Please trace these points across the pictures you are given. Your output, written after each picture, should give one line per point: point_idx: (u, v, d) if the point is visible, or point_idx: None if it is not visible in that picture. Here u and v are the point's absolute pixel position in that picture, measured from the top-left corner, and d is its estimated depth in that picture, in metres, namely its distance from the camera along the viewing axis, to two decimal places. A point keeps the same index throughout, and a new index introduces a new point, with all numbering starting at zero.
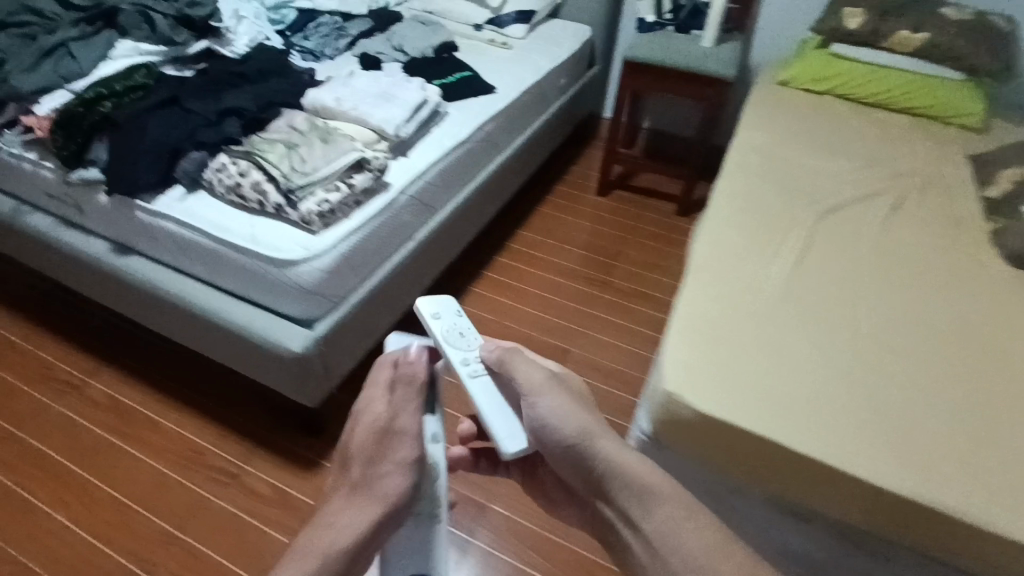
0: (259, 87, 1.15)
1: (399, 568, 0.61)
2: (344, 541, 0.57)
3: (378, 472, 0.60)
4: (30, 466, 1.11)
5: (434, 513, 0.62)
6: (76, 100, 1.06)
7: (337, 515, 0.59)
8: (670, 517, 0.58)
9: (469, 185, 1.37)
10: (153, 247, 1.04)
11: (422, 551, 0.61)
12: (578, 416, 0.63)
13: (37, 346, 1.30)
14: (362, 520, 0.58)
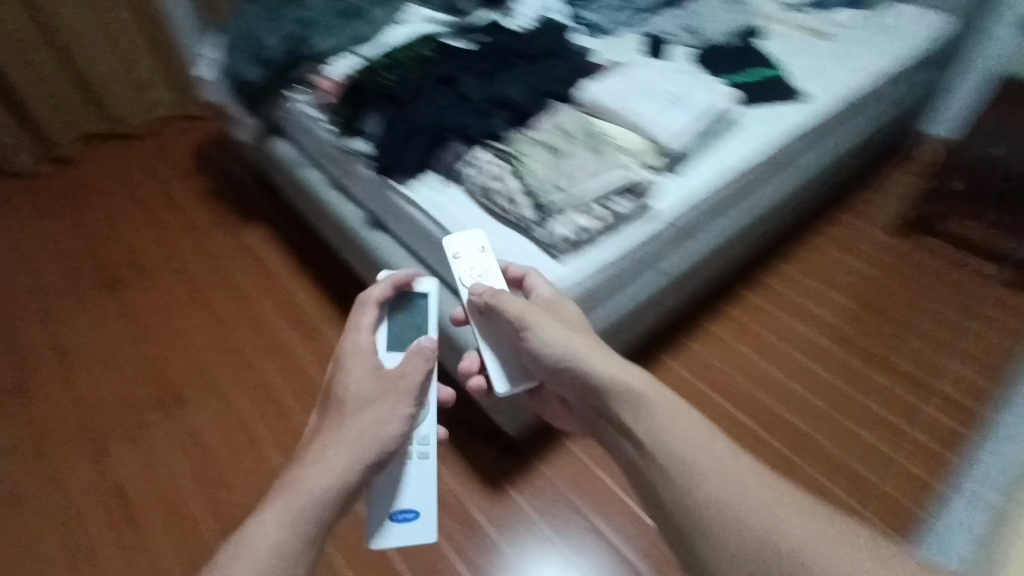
0: (536, 71, 1.05)
1: (387, 495, 0.67)
2: (326, 484, 0.59)
3: (358, 412, 0.64)
4: (262, 390, 1.23)
5: (422, 451, 0.69)
6: (363, 70, 1.07)
7: (309, 463, 0.61)
8: (662, 421, 0.58)
9: (741, 211, 1.12)
10: (398, 228, 1.01)
11: (410, 486, 0.67)
12: (554, 325, 0.67)
13: (293, 279, 1.44)
14: (343, 465, 0.61)
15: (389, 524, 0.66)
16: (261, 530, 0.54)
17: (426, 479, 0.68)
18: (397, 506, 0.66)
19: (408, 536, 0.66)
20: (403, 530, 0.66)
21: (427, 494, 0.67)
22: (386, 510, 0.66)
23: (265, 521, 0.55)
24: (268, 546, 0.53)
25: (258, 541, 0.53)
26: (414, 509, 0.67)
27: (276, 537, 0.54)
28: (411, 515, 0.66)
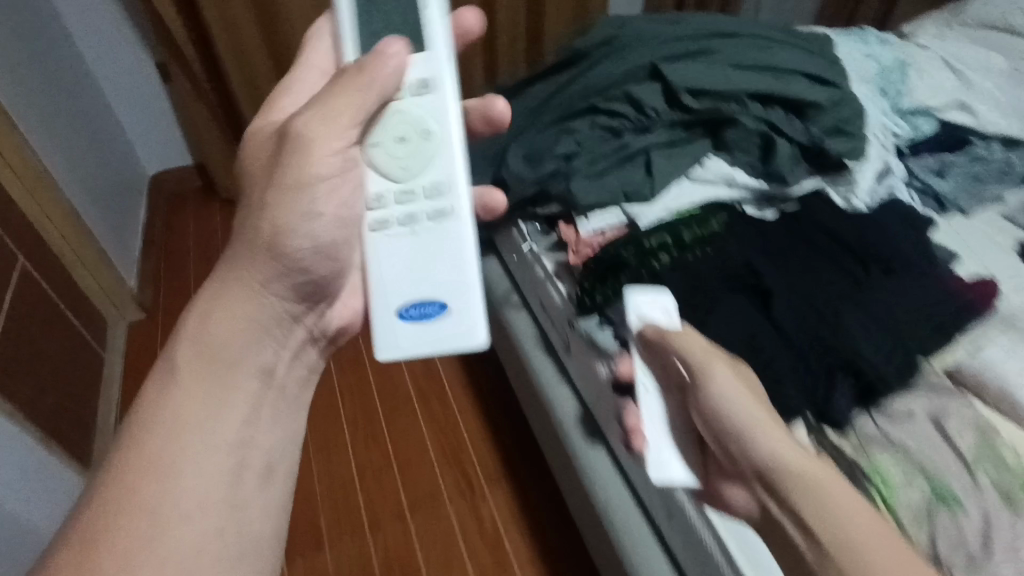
0: (893, 310, 0.70)
1: (387, 290, 0.56)
2: (263, 309, 0.55)
3: (299, 222, 0.54)
4: (399, 556, 1.06)
5: (438, 210, 0.57)
6: (631, 244, 0.78)
7: (226, 291, 0.53)
8: (795, 464, 0.47)
9: None
10: (638, 476, 0.77)
11: (411, 268, 0.57)
12: (734, 385, 0.53)
13: (461, 408, 1.24)
14: (274, 298, 0.55)
15: (405, 323, 0.56)
16: (194, 377, 0.49)
17: (426, 246, 0.57)
18: (413, 300, 0.56)
19: (449, 339, 0.56)
20: (419, 322, 0.56)
21: (448, 271, 0.57)
22: (397, 306, 0.56)
23: (197, 365, 0.50)
24: (210, 376, 0.50)
25: (195, 381, 0.49)
26: (439, 301, 0.56)
27: (206, 372, 0.50)
28: (437, 307, 0.56)
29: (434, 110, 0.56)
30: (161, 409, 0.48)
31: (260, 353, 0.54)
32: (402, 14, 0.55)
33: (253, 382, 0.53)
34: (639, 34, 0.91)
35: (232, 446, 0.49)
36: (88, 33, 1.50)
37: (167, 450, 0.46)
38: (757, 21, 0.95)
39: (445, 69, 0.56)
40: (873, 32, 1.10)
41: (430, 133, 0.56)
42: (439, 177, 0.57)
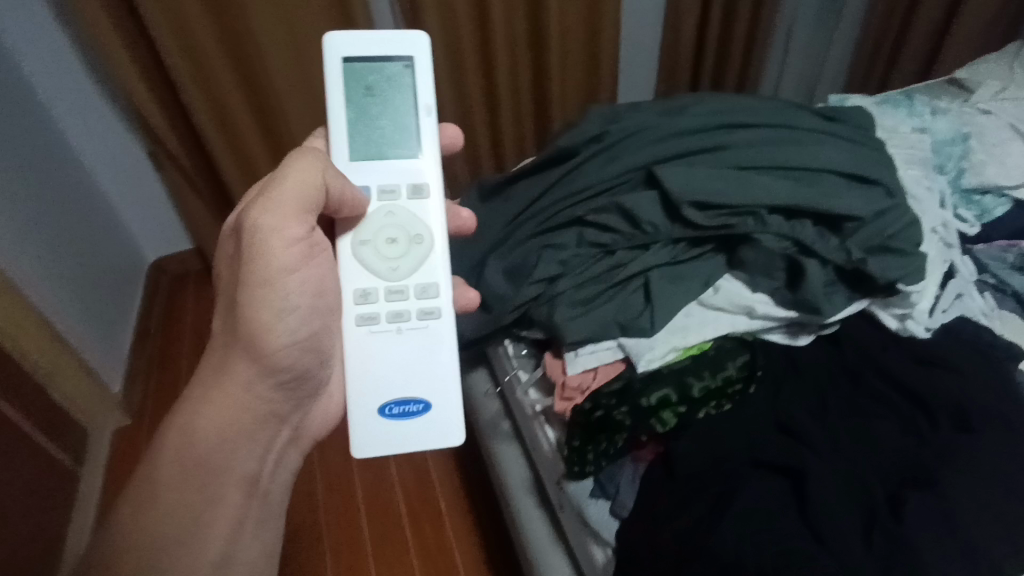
0: (975, 493, 0.52)
1: (368, 390, 0.57)
2: (270, 398, 0.57)
3: (280, 328, 0.55)
4: None
5: (424, 312, 0.60)
6: (626, 404, 0.63)
7: (230, 376, 0.55)
8: None
9: None
10: None
11: (392, 369, 0.58)
12: None
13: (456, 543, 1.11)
14: (277, 391, 0.57)
15: (387, 420, 0.58)
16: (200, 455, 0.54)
17: (410, 346, 0.59)
18: (395, 399, 0.58)
19: (426, 436, 0.58)
20: (396, 418, 0.58)
21: (437, 374, 0.59)
22: (378, 405, 0.57)
23: (203, 448, 0.54)
24: (210, 462, 0.54)
25: (198, 463, 0.53)
26: (423, 400, 0.58)
27: (211, 456, 0.54)
28: (420, 406, 0.58)
29: (419, 211, 0.62)
30: (161, 488, 0.52)
31: (263, 439, 0.57)
32: (386, 120, 0.63)
33: (246, 476, 0.56)
34: (636, 129, 0.81)
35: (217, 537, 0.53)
36: (80, 122, 1.46)
37: (156, 535, 0.51)
38: (777, 106, 0.83)
39: (430, 174, 0.63)
40: (921, 100, 0.94)
41: (420, 236, 0.61)
42: (424, 277, 0.61)
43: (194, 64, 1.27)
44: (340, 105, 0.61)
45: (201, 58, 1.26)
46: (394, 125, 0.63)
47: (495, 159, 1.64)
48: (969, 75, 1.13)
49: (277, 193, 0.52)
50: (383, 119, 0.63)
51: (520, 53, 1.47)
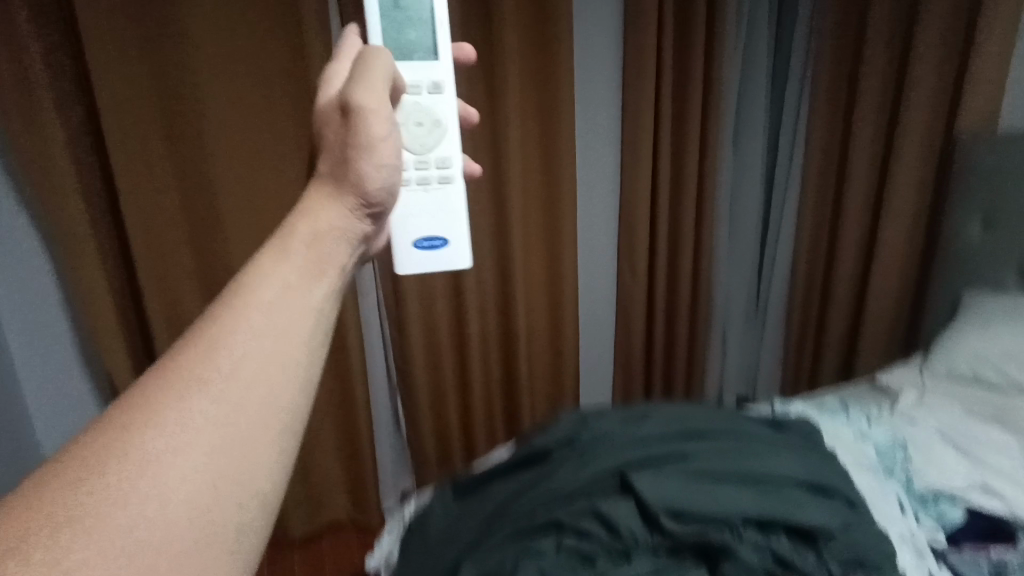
0: None
1: (405, 224, 0.71)
2: (340, 248, 0.52)
3: (336, 217, 0.53)
4: None
5: (443, 177, 0.71)
6: None
7: (310, 221, 0.52)
8: None
9: None
10: None
11: (422, 211, 0.71)
12: None
13: None
14: (348, 236, 0.53)
15: (418, 249, 0.72)
16: (262, 294, 0.46)
17: (439, 199, 0.72)
18: (424, 234, 0.72)
19: (444, 260, 0.73)
20: (427, 252, 0.72)
21: (453, 220, 0.73)
22: (412, 237, 0.72)
23: (262, 291, 0.46)
24: (274, 303, 0.46)
25: (260, 304, 0.45)
26: (444, 237, 0.73)
27: (276, 292, 0.46)
28: (442, 242, 0.73)
29: (441, 103, 0.71)
30: (210, 334, 0.43)
31: (328, 291, 0.49)
32: (417, 27, 0.71)
33: (288, 354, 0.45)
34: (603, 433, 0.88)
35: (262, 394, 0.42)
36: (49, 395, 1.43)
37: (195, 379, 0.41)
38: (727, 417, 0.92)
39: (446, 75, 0.72)
40: (857, 409, 1.06)
41: (439, 121, 0.71)
42: (444, 152, 0.71)
43: (158, 264, 1.32)
44: (375, 14, 0.69)
45: (166, 260, 1.33)
46: (422, 35, 0.71)
47: (465, 448, 1.70)
48: (888, 379, 1.32)
49: (364, 82, 0.56)
50: (414, 26, 0.71)
51: (492, 352, 1.66)
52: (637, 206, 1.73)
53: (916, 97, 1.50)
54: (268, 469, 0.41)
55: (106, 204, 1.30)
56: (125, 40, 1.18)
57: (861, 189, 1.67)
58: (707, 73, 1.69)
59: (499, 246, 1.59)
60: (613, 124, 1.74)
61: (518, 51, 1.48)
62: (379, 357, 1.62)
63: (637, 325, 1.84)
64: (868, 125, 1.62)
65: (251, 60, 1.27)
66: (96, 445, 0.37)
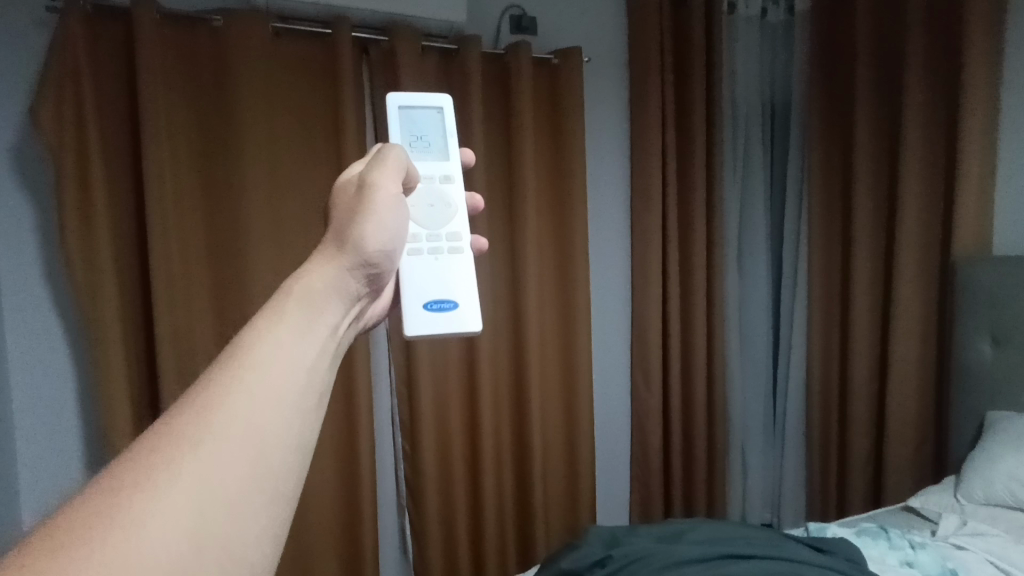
0: None
1: (415, 287, 0.67)
2: (330, 310, 0.49)
3: (329, 275, 0.51)
4: None
5: (453, 248, 0.72)
6: None
7: (308, 275, 0.50)
8: None
9: None
10: None
11: (432, 275, 0.69)
12: None
13: None
14: (344, 294, 0.52)
15: (427, 312, 0.67)
16: (255, 351, 0.42)
17: (448, 266, 0.70)
18: (435, 296, 0.68)
19: (454, 324, 0.69)
20: (437, 314, 0.68)
21: (462, 286, 0.71)
22: (421, 300, 0.67)
23: (255, 348, 0.42)
24: (261, 368, 0.41)
25: (253, 362, 0.41)
26: (453, 300, 0.70)
27: (272, 347, 0.43)
28: (452, 304, 0.69)
29: (451, 190, 0.75)
30: (195, 400, 0.39)
31: (325, 341, 0.47)
32: (429, 135, 0.78)
33: (273, 423, 0.39)
34: (637, 554, 0.83)
35: (257, 460, 0.37)
36: None
37: (162, 460, 0.35)
38: (762, 537, 0.90)
39: (455, 170, 0.76)
40: (897, 532, 1.02)
41: (449, 205, 0.74)
42: (454, 228, 0.73)
43: (178, 361, 1.24)
44: (395, 135, 0.77)
45: (192, 357, 1.26)
46: (435, 143, 0.77)
47: None
48: (922, 503, 1.29)
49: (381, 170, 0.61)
50: (427, 135, 0.78)
51: (506, 472, 1.60)
52: (650, 320, 1.77)
53: (907, 229, 1.60)
54: (265, 546, 0.36)
55: (139, 316, 1.26)
56: (180, 142, 1.25)
57: (866, 314, 1.72)
58: (710, 201, 1.81)
59: (515, 363, 1.61)
60: (624, 246, 1.84)
61: (536, 181, 1.61)
62: (389, 476, 1.55)
63: (654, 445, 1.80)
64: (866, 253, 1.71)
65: (293, 156, 1.36)
66: (60, 530, 0.31)
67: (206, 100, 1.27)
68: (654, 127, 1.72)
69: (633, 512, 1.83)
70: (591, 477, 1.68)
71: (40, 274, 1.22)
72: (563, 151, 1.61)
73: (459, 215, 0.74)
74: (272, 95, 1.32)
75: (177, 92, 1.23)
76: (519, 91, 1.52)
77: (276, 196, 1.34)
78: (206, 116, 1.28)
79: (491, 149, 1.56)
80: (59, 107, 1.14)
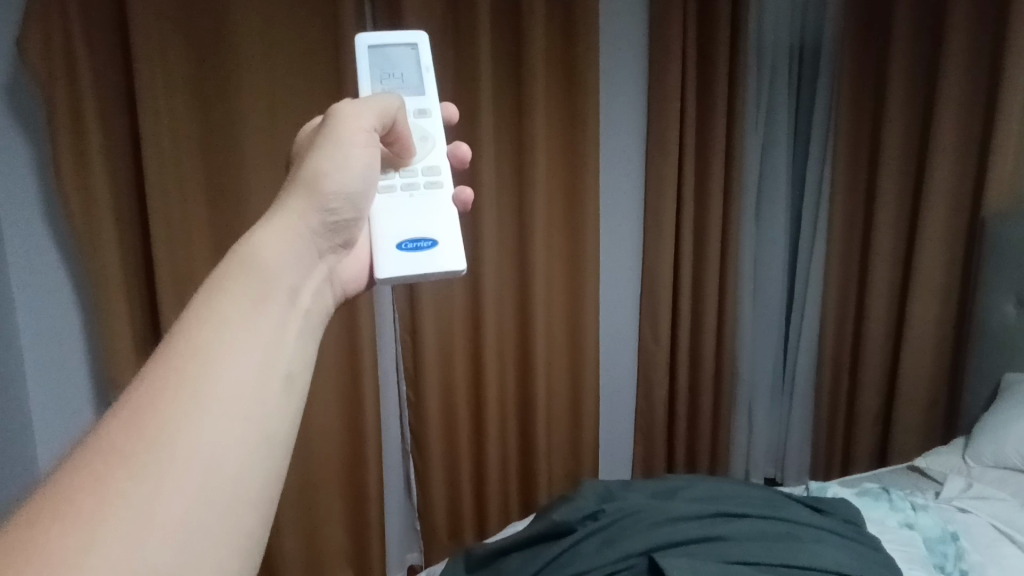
0: None
1: (386, 227, 0.66)
2: (280, 277, 0.51)
3: (278, 240, 0.53)
4: None
5: (431, 183, 0.71)
6: None
7: (252, 239, 0.52)
8: None
9: None
10: None
11: (404, 216, 0.67)
12: None
13: None
14: (299, 257, 0.55)
15: (401, 253, 0.65)
16: (208, 337, 0.44)
17: (426, 204, 0.69)
18: (410, 236, 0.66)
19: (433, 262, 0.65)
20: (414, 249, 0.65)
21: (440, 225, 0.68)
22: (396, 241, 0.65)
23: (204, 335, 0.44)
24: (206, 352, 0.43)
25: (196, 350, 0.43)
26: (432, 239, 0.67)
27: (225, 332, 0.45)
28: (429, 243, 0.66)
29: (428, 125, 0.74)
30: (143, 390, 0.41)
31: (278, 312, 0.49)
32: (404, 74, 0.76)
33: (227, 400, 0.42)
34: (630, 509, 0.84)
35: (220, 436, 0.40)
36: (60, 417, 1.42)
37: (123, 449, 0.38)
38: (760, 497, 0.89)
39: (432, 103, 0.75)
40: (899, 493, 1.02)
41: (426, 138, 0.73)
42: (431, 162, 0.72)
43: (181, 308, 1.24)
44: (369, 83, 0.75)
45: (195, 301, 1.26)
46: (412, 81, 0.76)
47: (478, 525, 1.62)
48: (928, 463, 1.27)
49: (361, 106, 0.64)
50: (400, 74, 0.76)
51: (509, 422, 1.61)
52: (661, 274, 1.74)
53: (936, 184, 1.51)
54: (244, 508, 0.40)
55: (141, 260, 1.25)
56: (175, 76, 1.19)
57: (885, 272, 1.67)
58: (730, 150, 1.73)
59: (521, 316, 1.59)
60: (637, 197, 1.77)
61: (547, 128, 1.54)
62: (394, 423, 1.58)
63: (659, 399, 1.80)
64: (890, 207, 1.63)
65: (290, 94, 1.29)
66: (48, 512, 0.34)
67: (198, 29, 1.21)
68: (673, 72, 1.63)
69: (636, 464, 1.85)
70: (595, 428, 1.69)
71: (42, 215, 1.21)
72: (576, 95, 1.53)
73: (436, 148, 0.73)
74: (270, 34, 1.26)
75: (168, 19, 1.16)
76: (530, 28, 1.43)
77: (279, 154, 1.30)
78: (200, 44, 1.22)
79: (499, 91, 1.49)
80: (47, 40, 1.09)
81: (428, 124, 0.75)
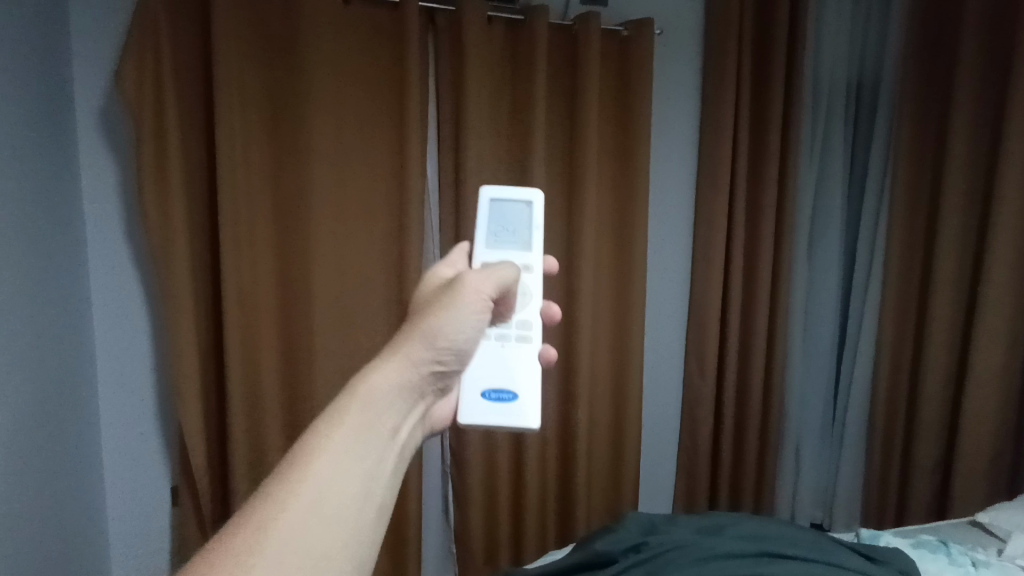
0: None
1: (478, 376, 0.75)
2: (386, 417, 0.60)
3: (393, 383, 0.62)
4: None
5: (521, 337, 0.79)
6: None
7: (375, 382, 0.61)
8: None
9: None
10: None
11: (493, 366, 0.76)
12: None
13: None
14: (407, 403, 0.63)
15: (484, 403, 0.74)
16: (323, 465, 0.54)
17: (515, 353, 0.78)
18: (494, 387, 0.75)
19: (510, 418, 0.74)
20: (496, 403, 0.74)
21: (522, 377, 0.76)
22: (480, 389, 0.75)
23: (320, 462, 0.54)
24: (320, 478, 0.53)
25: (314, 475, 0.53)
26: (513, 392, 0.75)
27: (336, 461, 0.55)
28: (510, 396, 0.75)
29: (530, 282, 0.83)
30: (269, 505, 0.51)
31: (380, 449, 0.58)
32: (517, 228, 0.87)
33: (330, 523, 0.52)
34: (674, 543, 0.84)
35: (322, 555, 0.50)
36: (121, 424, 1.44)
37: (250, 556, 0.47)
38: (809, 541, 0.87)
39: (533, 260, 0.85)
40: (958, 547, 0.98)
41: (526, 295, 0.82)
42: (525, 316, 0.81)
43: (245, 323, 1.31)
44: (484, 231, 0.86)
45: (257, 317, 1.33)
46: (522, 236, 0.86)
47: (513, 551, 1.62)
48: (992, 519, 1.19)
49: (486, 276, 0.72)
50: (514, 229, 0.87)
51: (550, 451, 1.61)
52: (708, 309, 1.72)
53: (1002, 228, 1.46)
54: None
55: (209, 275, 1.32)
56: (252, 108, 1.28)
57: (945, 316, 1.61)
58: (782, 188, 1.72)
59: (565, 345, 1.60)
60: (685, 232, 1.78)
61: (599, 162, 1.57)
62: (435, 445, 1.60)
63: (703, 436, 1.76)
64: (951, 250, 1.58)
65: (355, 127, 1.37)
66: None
67: (274, 65, 1.30)
68: (726, 110, 1.64)
69: (676, 499, 1.81)
70: (636, 461, 1.66)
71: (123, 231, 1.32)
72: (628, 126, 1.56)
73: (534, 310, 0.81)
74: (342, 71, 1.34)
75: (249, 57, 1.26)
76: (585, 67, 1.47)
77: (344, 185, 1.37)
78: (277, 79, 1.31)
79: (552, 127, 1.54)
80: (141, 70, 1.19)
81: (531, 280, 0.84)
